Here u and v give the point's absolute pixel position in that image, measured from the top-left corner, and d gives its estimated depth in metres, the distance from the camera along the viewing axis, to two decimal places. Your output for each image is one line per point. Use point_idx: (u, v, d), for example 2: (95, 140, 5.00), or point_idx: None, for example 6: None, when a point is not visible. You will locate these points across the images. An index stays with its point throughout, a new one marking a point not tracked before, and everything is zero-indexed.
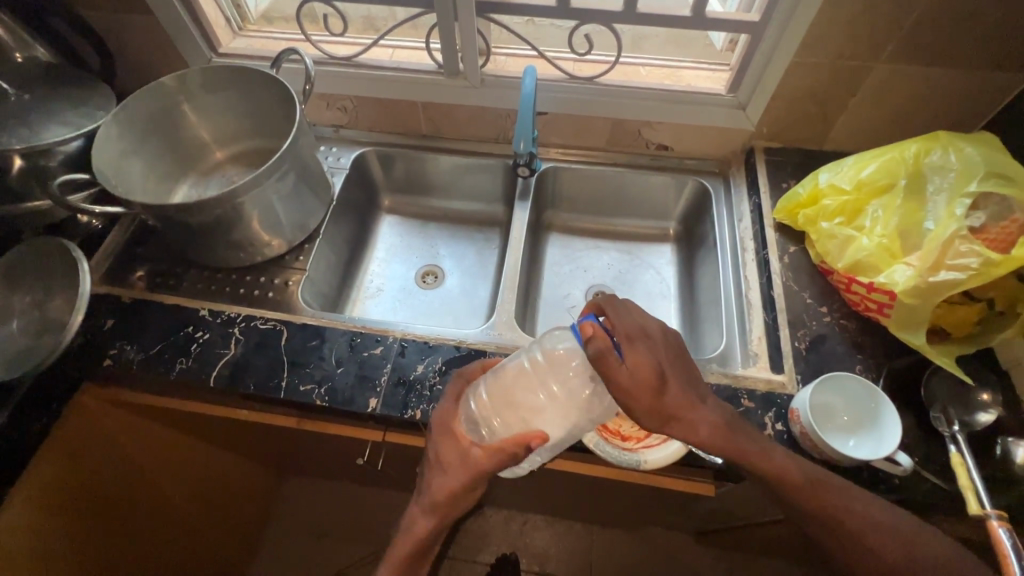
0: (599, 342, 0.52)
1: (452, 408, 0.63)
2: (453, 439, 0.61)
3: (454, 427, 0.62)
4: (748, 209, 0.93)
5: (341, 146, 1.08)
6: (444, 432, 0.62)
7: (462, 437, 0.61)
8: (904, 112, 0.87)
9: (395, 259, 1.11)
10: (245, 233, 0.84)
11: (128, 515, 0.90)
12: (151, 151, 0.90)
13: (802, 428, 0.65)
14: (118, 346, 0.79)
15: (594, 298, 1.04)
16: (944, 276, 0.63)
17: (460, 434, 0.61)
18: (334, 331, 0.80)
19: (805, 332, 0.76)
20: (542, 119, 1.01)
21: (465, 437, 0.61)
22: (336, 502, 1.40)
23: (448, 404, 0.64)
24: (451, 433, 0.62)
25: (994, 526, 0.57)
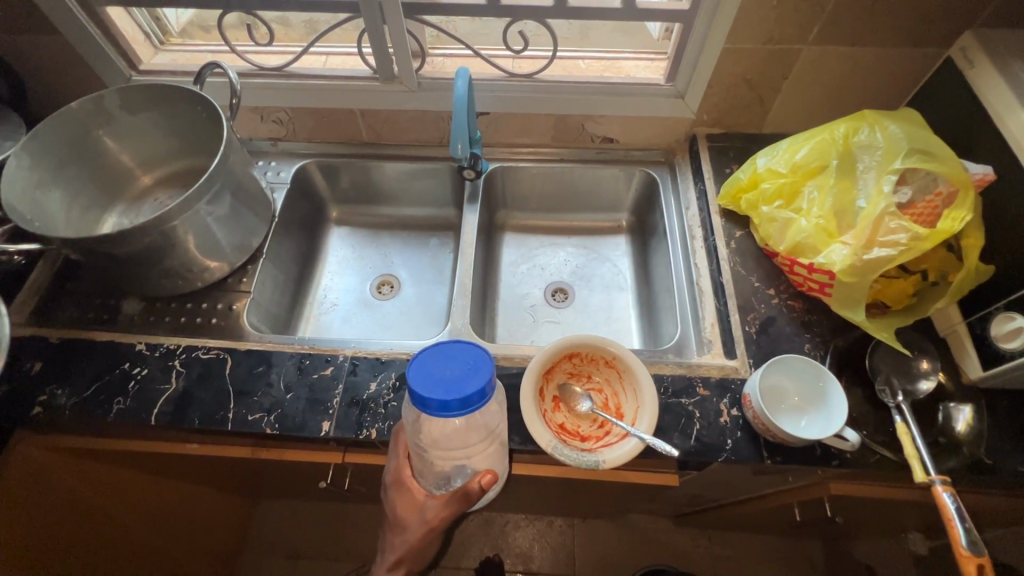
0: (475, 394, 0.53)
1: (400, 465, 0.66)
2: (409, 493, 0.66)
3: (407, 482, 0.66)
4: (694, 196, 0.93)
5: (280, 160, 1.04)
6: (399, 489, 0.66)
7: (418, 491, 0.66)
8: (835, 91, 0.89)
9: (349, 271, 1.08)
10: (180, 260, 0.80)
11: (81, 561, 0.86)
12: (71, 180, 0.85)
13: (755, 413, 0.66)
14: (48, 391, 0.75)
15: (553, 294, 1.03)
16: (877, 253, 0.65)
17: (416, 489, 0.66)
18: (281, 355, 0.78)
19: (755, 316, 0.77)
20: (485, 119, 1.00)
21: (418, 491, 0.66)
22: (312, 523, 1.37)
23: (395, 461, 0.67)
24: (406, 488, 0.66)
25: (940, 491, 0.58)
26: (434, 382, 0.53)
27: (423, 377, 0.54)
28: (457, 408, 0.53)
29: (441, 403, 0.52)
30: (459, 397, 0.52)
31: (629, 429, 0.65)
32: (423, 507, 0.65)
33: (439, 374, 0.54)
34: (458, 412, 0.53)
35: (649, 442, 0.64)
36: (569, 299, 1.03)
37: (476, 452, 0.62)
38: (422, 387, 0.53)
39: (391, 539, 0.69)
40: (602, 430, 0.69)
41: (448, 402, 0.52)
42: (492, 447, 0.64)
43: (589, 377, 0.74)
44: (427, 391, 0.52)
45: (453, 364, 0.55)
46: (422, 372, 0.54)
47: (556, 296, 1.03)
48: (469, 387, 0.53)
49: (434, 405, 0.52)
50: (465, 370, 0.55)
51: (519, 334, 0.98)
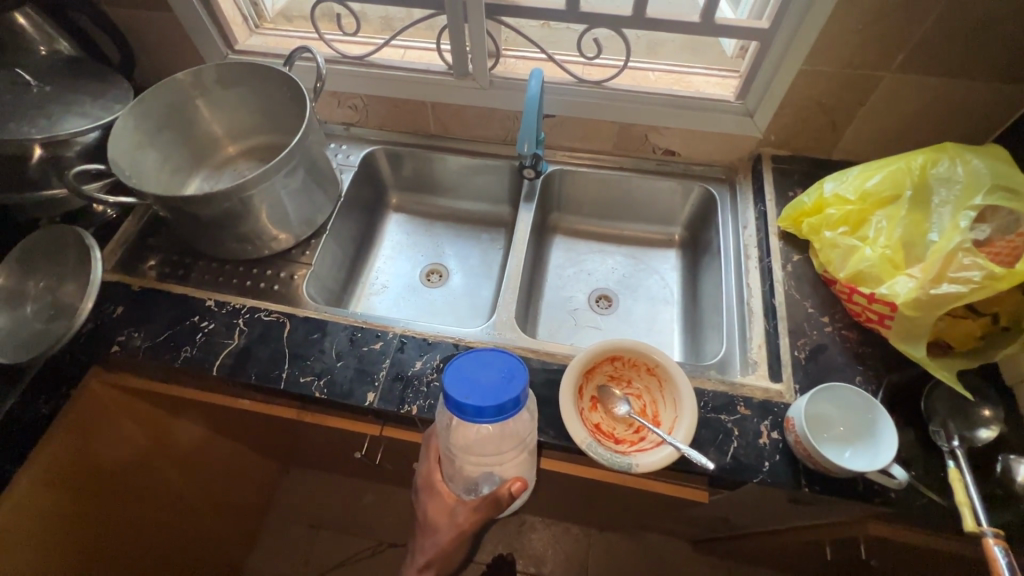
0: (507, 402, 0.55)
1: (431, 469, 0.69)
2: (438, 497, 0.68)
3: (437, 486, 0.69)
4: (753, 216, 0.92)
5: (350, 144, 1.10)
6: (429, 493, 0.69)
7: (447, 496, 0.68)
8: (914, 123, 0.86)
9: (401, 256, 1.13)
10: (253, 227, 0.86)
11: (129, 500, 0.91)
12: (165, 144, 0.92)
13: (797, 436, 0.65)
14: (126, 333, 0.81)
15: (597, 300, 1.04)
16: (945, 289, 0.62)
17: (446, 494, 0.68)
18: (335, 325, 0.82)
19: (806, 341, 0.76)
20: (550, 121, 1.02)
21: (448, 495, 0.68)
22: (336, 496, 1.42)
23: (426, 466, 0.69)
24: (436, 492, 0.69)
25: (991, 543, 0.56)
26: (469, 388, 0.55)
27: (457, 384, 0.56)
28: (490, 415, 0.54)
29: (475, 409, 0.54)
30: (494, 404, 0.54)
31: (665, 437, 0.65)
32: (453, 511, 0.67)
33: (473, 381, 0.56)
34: (493, 418, 0.55)
35: (685, 452, 0.64)
36: (613, 307, 1.03)
37: (503, 463, 0.65)
38: (457, 393, 0.55)
39: (421, 542, 0.71)
40: (637, 435, 0.70)
41: (482, 409, 0.54)
42: (520, 456, 0.66)
43: (629, 382, 0.75)
44: (462, 398, 0.54)
45: (487, 372, 0.57)
46: (457, 377, 0.56)
47: (600, 302, 1.04)
48: (504, 395, 0.55)
49: (469, 411, 0.54)
50: (500, 378, 0.56)
51: (560, 334, 0.99)
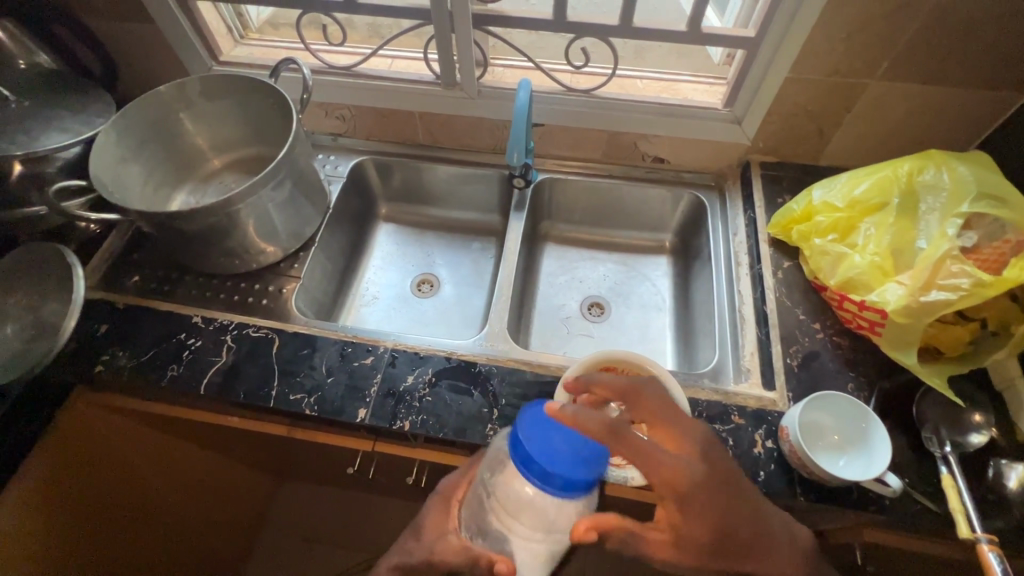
0: (553, 480, 0.49)
1: (459, 482, 0.63)
2: (444, 514, 0.61)
3: (453, 500, 0.62)
4: (743, 223, 0.93)
5: (339, 155, 1.09)
6: (439, 501, 0.62)
7: (451, 519, 0.61)
8: (899, 129, 0.87)
9: (392, 267, 1.12)
10: (240, 241, 0.84)
11: (117, 521, 0.89)
12: (149, 158, 0.91)
13: (791, 446, 0.65)
14: (110, 352, 0.80)
15: (589, 309, 1.04)
16: (934, 296, 0.63)
17: (449, 516, 0.61)
18: (325, 340, 0.80)
19: (798, 349, 0.76)
20: (539, 130, 1.01)
21: (452, 520, 0.61)
22: (329, 509, 1.40)
23: (457, 476, 0.64)
24: (446, 508, 0.62)
25: (985, 550, 0.56)
26: (542, 440, 0.50)
27: (536, 426, 0.51)
28: (530, 475, 0.50)
29: (526, 461, 0.50)
30: (541, 473, 0.50)
31: None
32: (444, 536, 0.60)
33: (550, 443, 0.50)
34: (535, 482, 0.51)
35: None
36: (605, 315, 1.03)
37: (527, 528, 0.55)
38: (524, 437, 0.51)
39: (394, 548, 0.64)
40: None
41: (534, 467, 0.50)
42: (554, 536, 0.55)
43: None
44: (523, 441, 0.50)
45: (570, 444, 0.50)
46: (540, 431, 0.51)
47: (592, 310, 1.03)
48: (559, 473, 0.49)
49: (520, 458, 0.51)
50: (575, 459, 0.49)
51: (552, 344, 0.99)
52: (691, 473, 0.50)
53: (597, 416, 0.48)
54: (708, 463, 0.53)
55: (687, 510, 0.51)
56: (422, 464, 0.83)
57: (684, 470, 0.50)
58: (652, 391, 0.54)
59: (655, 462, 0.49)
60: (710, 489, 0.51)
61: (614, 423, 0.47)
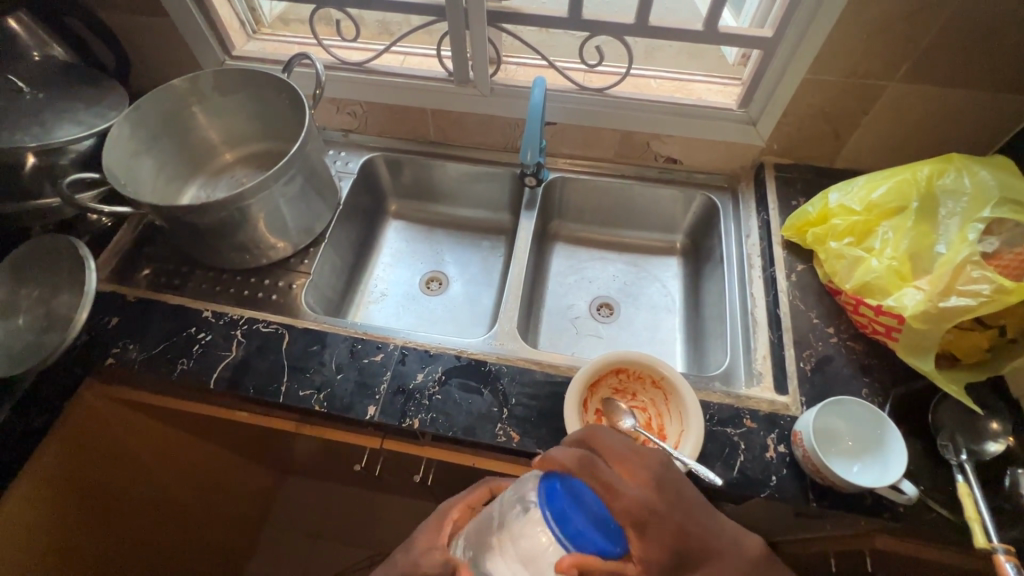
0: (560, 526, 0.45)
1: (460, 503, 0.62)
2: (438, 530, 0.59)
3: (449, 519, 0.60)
4: (756, 225, 0.92)
5: (349, 151, 1.09)
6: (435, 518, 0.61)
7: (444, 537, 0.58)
8: (916, 133, 0.86)
9: (400, 264, 1.11)
10: (251, 236, 0.84)
11: (123, 514, 0.89)
12: (161, 152, 0.91)
13: (805, 452, 0.64)
14: (120, 345, 0.80)
15: (598, 309, 1.03)
16: (954, 302, 0.62)
17: (441, 534, 0.58)
18: (335, 336, 0.80)
19: (811, 353, 0.75)
20: (551, 129, 1.01)
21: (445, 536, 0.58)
22: (333, 505, 1.40)
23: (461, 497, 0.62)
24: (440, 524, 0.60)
25: (1002, 559, 0.55)
26: (580, 495, 0.47)
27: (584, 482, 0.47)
28: (546, 508, 0.46)
29: (554, 496, 0.46)
30: (563, 514, 0.45)
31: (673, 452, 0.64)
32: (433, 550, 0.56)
33: (582, 499, 0.46)
34: (547, 519, 0.45)
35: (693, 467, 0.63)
36: (614, 315, 1.02)
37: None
38: (567, 482, 0.47)
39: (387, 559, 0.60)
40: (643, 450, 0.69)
41: (558, 510, 0.46)
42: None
43: (633, 396, 0.74)
44: (562, 479, 0.47)
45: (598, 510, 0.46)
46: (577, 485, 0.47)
47: (601, 310, 1.03)
48: (580, 523, 0.45)
49: (548, 489, 0.47)
50: (597, 527, 0.45)
51: (561, 343, 0.98)
52: (651, 504, 0.47)
53: (572, 451, 0.49)
54: (664, 491, 0.50)
55: (645, 540, 0.46)
56: (429, 462, 0.83)
57: (642, 501, 0.46)
58: (605, 433, 0.54)
59: (614, 495, 0.46)
60: (664, 518, 0.47)
61: (585, 456, 0.48)
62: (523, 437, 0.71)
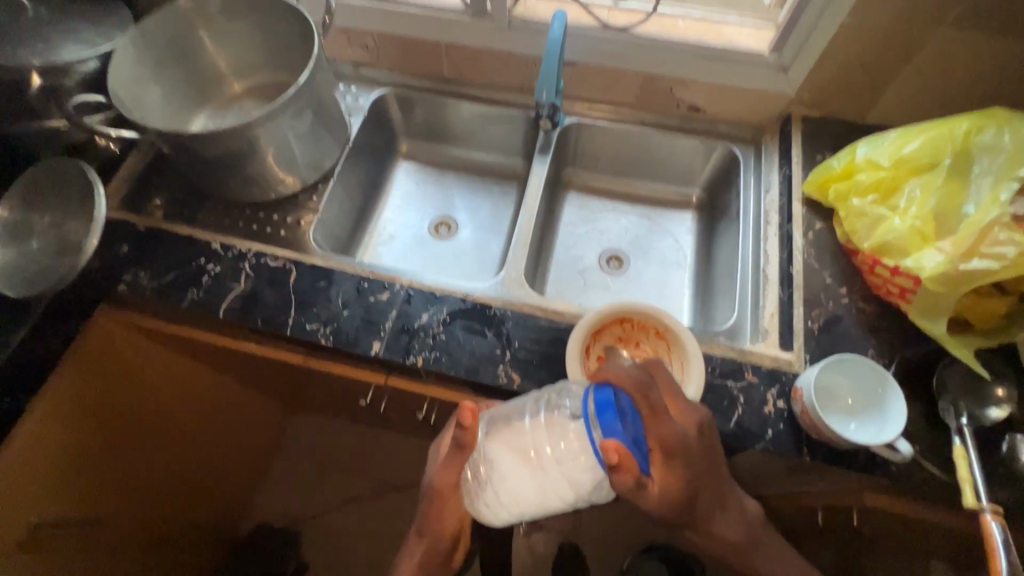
0: (614, 437, 0.49)
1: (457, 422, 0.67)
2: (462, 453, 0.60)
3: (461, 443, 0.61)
4: (776, 180, 0.88)
5: (360, 86, 1.05)
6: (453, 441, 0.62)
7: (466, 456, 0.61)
8: (959, 87, 0.81)
9: (410, 206, 1.10)
10: (259, 169, 0.83)
11: (142, 436, 0.94)
12: (168, 78, 0.89)
13: (803, 407, 0.64)
14: (132, 273, 0.81)
15: (607, 261, 1.02)
16: (975, 265, 0.60)
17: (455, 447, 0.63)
18: (341, 274, 0.80)
19: (820, 312, 0.74)
20: (570, 70, 0.96)
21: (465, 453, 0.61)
22: (341, 440, 1.46)
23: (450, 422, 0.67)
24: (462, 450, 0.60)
25: (988, 519, 0.57)
26: (625, 410, 0.52)
27: (633, 402, 0.53)
28: (599, 418, 0.50)
29: (601, 403, 0.51)
30: (612, 424, 0.50)
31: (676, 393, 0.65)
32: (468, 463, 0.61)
33: (624, 418, 0.51)
34: (597, 426, 0.50)
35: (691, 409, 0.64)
36: (623, 268, 1.01)
37: (511, 486, 0.55)
38: (618, 396, 0.52)
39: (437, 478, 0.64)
40: None
41: (609, 421, 0.50)
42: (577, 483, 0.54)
43: (636, 345, 0.74)
44: (617, 398, 0.51)
45: (632, 430, 0.51)
46: (621, 406, 0.51)
47: (610, 263, 1.02)
48: (622, 436, 0.50)
49: (599, 398, 0.51)
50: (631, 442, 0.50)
51: (568, 294, 0.98)
52: (688, 438, 0.55)
53: (632, 371, 0.55)
54: (703, 431, 0.58)
55: (670, 465, 0.55)
56: (432, 401, 0.85)
57: (678, 433, 0.55)
58: (664, 369, 0.61)
59: (659, 420, 0.54)
60: (693, 454, 0.56)
61: (641, 379, 0.54)
62: (525, 379, 0.72)
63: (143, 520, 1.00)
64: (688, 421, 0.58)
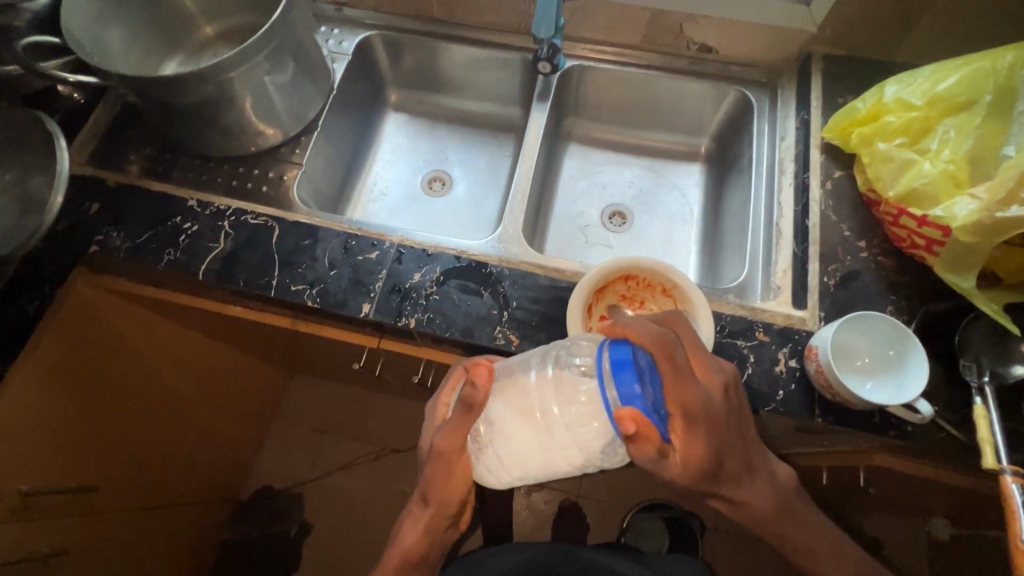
0: (628, 400, 0.45)
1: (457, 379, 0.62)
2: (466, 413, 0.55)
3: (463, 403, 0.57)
4: (793, 126, 0.82)
5: (343, 28, 0.97)
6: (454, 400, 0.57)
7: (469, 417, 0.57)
8: (1000, 18, 0.73)
9: (401, 161, 1.04)
10: (235, 119, 0.77)
11: (132, 401, 0.91)
12: (132, 20, 0.81)
13: (818, 367, 0.61)
14: (104, 232, 0.76)
15: (610, 217, 0.97)
16: (1013, 213, 0.55)
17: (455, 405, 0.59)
18: (327, 232, 0.75)
19: (837, 267, 0.69)
20: (571, 6, 0.88)
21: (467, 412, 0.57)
22: (340, 404, 1.45)
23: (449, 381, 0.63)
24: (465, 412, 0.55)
25: (1008, 481, 0.54)
26: (645, 369, 0.47)
27: (654, 362, 0.47)
28: (614, 378, 0.46)
29: (618, 362, 0.47)
30: (630, 385, 0.46)
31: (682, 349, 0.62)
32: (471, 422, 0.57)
33: (645, 378, 0.47)
34: (614, 387, 0.46)
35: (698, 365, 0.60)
36: (627, 224, 0.96)
37: (515, 444, 0.53)
38: (637, 355, 0.47)
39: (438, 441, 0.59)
40: None
41: (626, 383, 0.46)
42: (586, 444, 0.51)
43: (641, 304, 0.70)
44: (636, 357, 0.47)
45: (654, 391, 0.47)
46: (643, 365, 0.47)
47: (613, 219, 0.96)
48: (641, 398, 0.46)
49: (615, 357, 0.47)
50: (652, 404, 0.47)
51: (569, 252, 0.93)
52: (711, 403, 0.50)
53: (652, 328, 0.49)
54: (727, 393, 0.54)
55: (692, 431, 0.49)
56: (427, 364, 0.82)
57: (703, 398, 0.49)
58: (685, 324, 0.55)
59: (681, 384, 0.48)
60: (717, 417, 0.51)
61: (664, 337, 0.48)
62: (523, 341, 0.68)
63: (142, 482, 1.00)
64: (713, 383, 0.53)
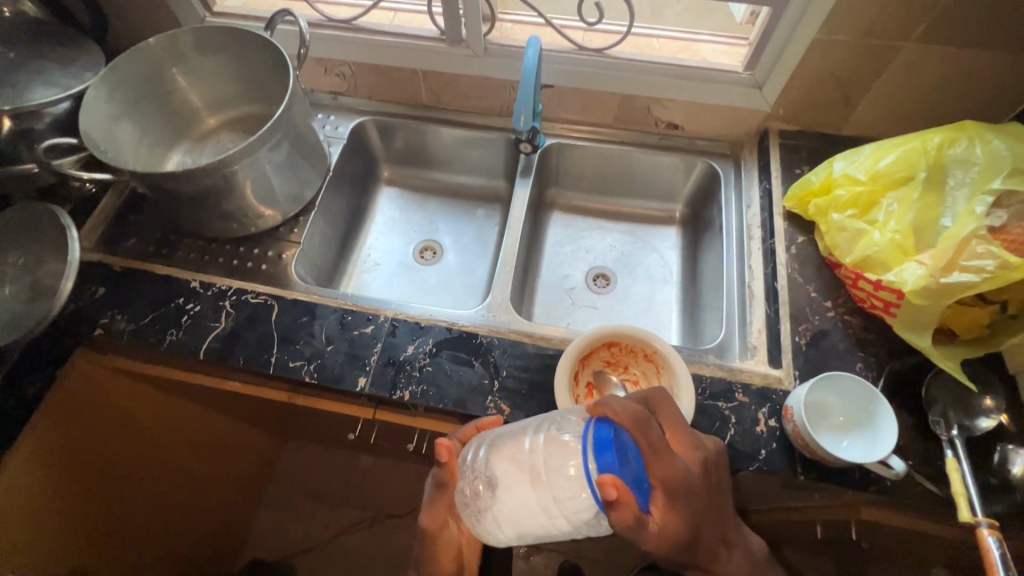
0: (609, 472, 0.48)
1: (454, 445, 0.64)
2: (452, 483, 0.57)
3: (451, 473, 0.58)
4: (757, 194, 0.89)
5: (339, 114, 1.05)
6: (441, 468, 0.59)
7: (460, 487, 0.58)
8: (930, 98, 0.82)
9: (394, 232, 1.09)
10: (237, 204, 0.82)
11: (128, 480, 0.91)
12: (142, 116, 0.88)
13: (795, 428, 0.64)
14: (108, 316, 0.79)
15: (594, 279, 1.01)
16: (956, 278, 0.60)
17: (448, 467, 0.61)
18: (325, 308, 0.79)
19: (807, 327, 0.74)
20: (547, 92, 0.97)
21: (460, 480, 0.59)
22: (333, 469, 1.43)
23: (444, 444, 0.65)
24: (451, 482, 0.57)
25: (984, 534, 0.56)
26: (625, 446, 0.51)
27: (634, 440, 0.51)
28: (594, 453, 0.50)
29: (600, 440, 0.50)
30: (609, 460, 0.49)
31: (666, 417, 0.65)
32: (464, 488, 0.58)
33: (625, 454, 0.50)
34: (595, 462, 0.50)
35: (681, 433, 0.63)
36: (610, 286, 1.01)
37: (510, 508, 0.54)
38: (617, 433, 0.51)
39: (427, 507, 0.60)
40: None
41: (606, 458, 0.49)
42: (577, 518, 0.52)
43: (625, 368, 0.75)
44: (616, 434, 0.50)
45: (633, 467, 0.50)
46: (622, 442, 0.50)
47: (597, 281, 1.01)
48: (621, 473, 0.49)
49: (598, 434, 0.51)
50: (631, 479, 0.49)
51: (557, 315, 0.97)
52: (691, 478, 0.53)
53: (630, 407, 0.53)
54: (706, 468, 0.57)
55: (671, 505, 0.52)
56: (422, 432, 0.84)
57: (681, 473, 0.52)
58: (668, 401, 0.60)
59: (660, 460, 0.52)
60: (697, 493, 0.54)
61: (641, 416, 0.52)
62: (514, 409, 0.71)
63: (132, 563, 0.97)
64: (692, 458, 0.57)
